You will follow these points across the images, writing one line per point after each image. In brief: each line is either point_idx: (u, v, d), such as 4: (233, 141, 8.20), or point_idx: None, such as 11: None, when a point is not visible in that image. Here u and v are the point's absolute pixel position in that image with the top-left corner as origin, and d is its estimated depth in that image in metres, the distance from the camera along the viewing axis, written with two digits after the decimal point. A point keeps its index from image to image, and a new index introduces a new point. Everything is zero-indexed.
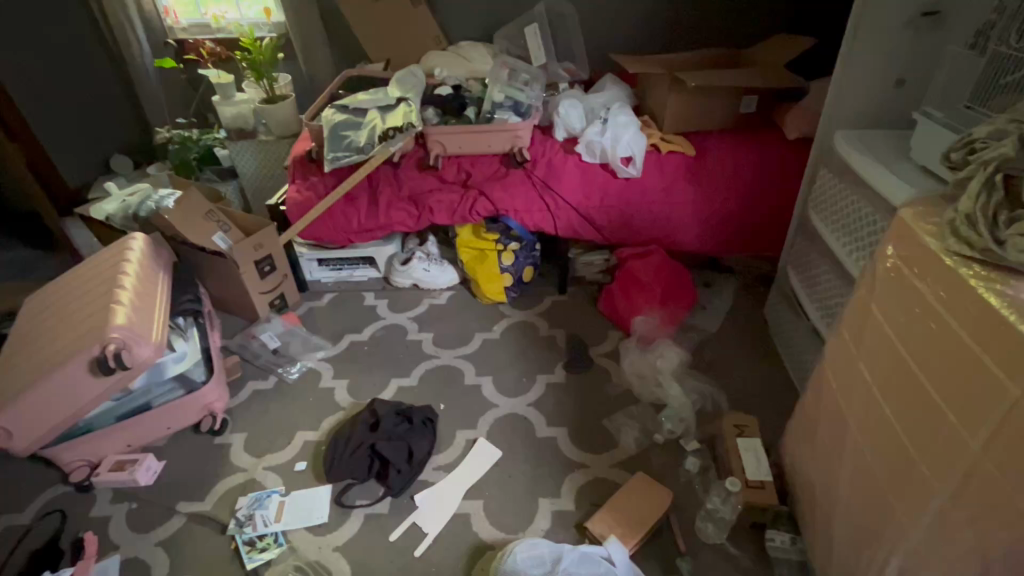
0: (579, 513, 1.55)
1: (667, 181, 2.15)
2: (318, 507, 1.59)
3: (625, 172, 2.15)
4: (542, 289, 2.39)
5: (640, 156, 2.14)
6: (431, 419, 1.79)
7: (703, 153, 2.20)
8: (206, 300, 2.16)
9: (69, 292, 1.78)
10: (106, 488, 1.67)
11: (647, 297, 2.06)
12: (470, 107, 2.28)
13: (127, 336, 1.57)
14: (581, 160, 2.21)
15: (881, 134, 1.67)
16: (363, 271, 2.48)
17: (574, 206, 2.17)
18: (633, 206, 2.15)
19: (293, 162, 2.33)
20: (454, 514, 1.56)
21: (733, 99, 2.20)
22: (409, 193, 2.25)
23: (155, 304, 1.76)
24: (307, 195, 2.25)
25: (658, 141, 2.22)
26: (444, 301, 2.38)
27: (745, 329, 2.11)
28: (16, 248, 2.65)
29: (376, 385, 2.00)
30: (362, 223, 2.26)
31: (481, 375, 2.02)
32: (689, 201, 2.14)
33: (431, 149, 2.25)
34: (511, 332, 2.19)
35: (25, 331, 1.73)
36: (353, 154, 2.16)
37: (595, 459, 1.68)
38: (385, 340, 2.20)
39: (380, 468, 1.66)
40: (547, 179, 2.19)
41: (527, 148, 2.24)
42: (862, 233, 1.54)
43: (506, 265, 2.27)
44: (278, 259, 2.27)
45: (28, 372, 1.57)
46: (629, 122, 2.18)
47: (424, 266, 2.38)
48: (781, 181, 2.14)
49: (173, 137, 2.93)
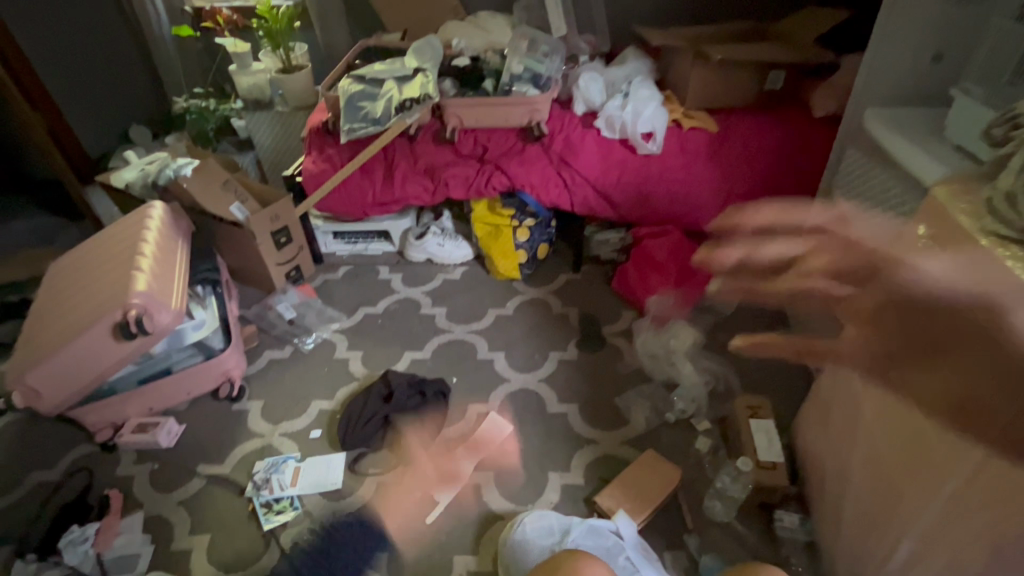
0: (588, 487, 1.57)
1: (688, 158, 2.10)
2: (332, 473, 1.63)
3: (644, 148, 2.10)
4: (556, 267, 2.38)
5: (661, 131, 2.09)
6: (445, 392, 1.81)
7: (726, 130, 2.14)
8: (224, 271, 2.19)
9: (90, 259, 1.81)
10: (129, 450, 1.73)
11: (662, 277, 2.05)
12: (488, 79, 2.22)
13: (147, 302, 1.60)
14: (600, 135, 2.16)
15: (914, 111, 1.60)
16: (378, 245, 2.49)
17: (591, 182, 2.14)
18: (652, 184, 2.11)
19: (309, 133, 2.31)
20: (464, 485, 1.59)
21: (760, 74, 2.13)
22: (425, 166, 2.24)
23: (174, 272, 1.78)
24: (324, 166, 2.24)
25: (680, 116, 2.17)
26: (458, 276, 2.38)
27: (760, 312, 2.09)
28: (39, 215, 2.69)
29: (389, 358, 2.03)
30: (377, 196, 2.25)
31: (493, 350, 2.03)
32: (709, 179, 2.09)
33: (448, 122, 2.21)
34: (524, 308, 2.20)
35: (50, 296, 1.77)
36: (369, 125, 2.15)
37: (605, 436, 1.69)
38: (399, 313, 2.22)
39: (392, 439, 1.68)
40: (565, 154, 2.15)
41: (545, 122, 2.20)
42: (892, 214, 1.49)
43: (520, 242, 2.26)
44: (294, 230, 2.29)
45: (55, 336, 1.62)
46: (651, 96, 2.13)
47: (438, 241, 2.38)
48: (807, 160, 2.07)
49: (190, 106, 2.93)
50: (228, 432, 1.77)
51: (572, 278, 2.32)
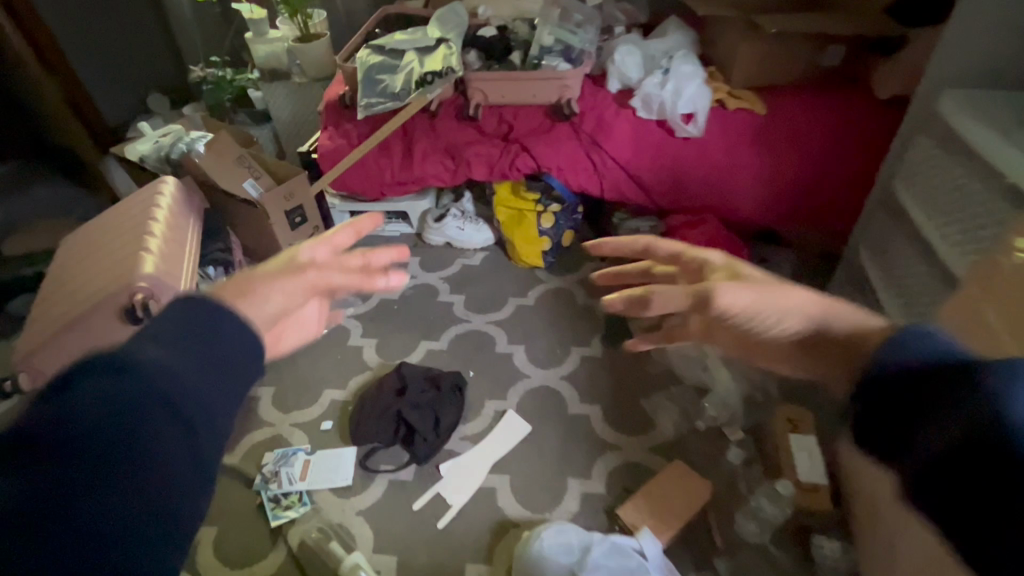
0: (609, 498, 1.48)
1: (731, 143, 1.93)
2: (342, 468, 1.57)
3: (683, 130, 1.93)
4: (582, 256, 2.25)
5: (702, 113, 1.91)
6: (460, 385, 1.73)
7: (776, 111, 1.94)
8: (238, 251, 2.13)
9: (100, 234, 1.76)
10: None
11: None
12: (516, 51, 2.07)
13: (155, 286, 1.56)
14: (636, 116, 1.99)
15: (1002, 98, 1.40)
16: (396, 227, 2.40)
17: (623, 166, 1.99)
18: (689, 171, 1.95)
19: (326, 107, 2.20)
20: (479, 488, 1.52)
21: (816, 49, 1.93)
22: (445, 145, 2.10)
23: (182, 253, 1.72)
24: (339, 142, 2.13)
25: (725, 97, 1.98)
26: (478, 262, 2.28)
27: None
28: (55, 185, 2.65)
29: (405, 347, 1.95)
30: (395, 176, 2.13)
31: (512, 343, 1.93)
32: (754, 166, 1.92)
33: (471, 97, 2.07)
34: (546, 299, 2.09)
35: (56, 272, 1.71)
36: (387, 100, 2.02)
37: (629, 442, 1.59)
38: (415, 300, 2.14)
39: (405, 435, 1.61)
40: (597, 135, 1.99)
41: (576, 100, 2.03)
42: (969, 217, 1.32)
43: (545, 227, 2.13)
44: (309, 210, 2.21)
45: (58, 316, 1.56)
46: (694, 73, 1.95)
47: (458, 225, 2.27)
48: (865, 147, 1.88)
49: (208, 76, 2.85)
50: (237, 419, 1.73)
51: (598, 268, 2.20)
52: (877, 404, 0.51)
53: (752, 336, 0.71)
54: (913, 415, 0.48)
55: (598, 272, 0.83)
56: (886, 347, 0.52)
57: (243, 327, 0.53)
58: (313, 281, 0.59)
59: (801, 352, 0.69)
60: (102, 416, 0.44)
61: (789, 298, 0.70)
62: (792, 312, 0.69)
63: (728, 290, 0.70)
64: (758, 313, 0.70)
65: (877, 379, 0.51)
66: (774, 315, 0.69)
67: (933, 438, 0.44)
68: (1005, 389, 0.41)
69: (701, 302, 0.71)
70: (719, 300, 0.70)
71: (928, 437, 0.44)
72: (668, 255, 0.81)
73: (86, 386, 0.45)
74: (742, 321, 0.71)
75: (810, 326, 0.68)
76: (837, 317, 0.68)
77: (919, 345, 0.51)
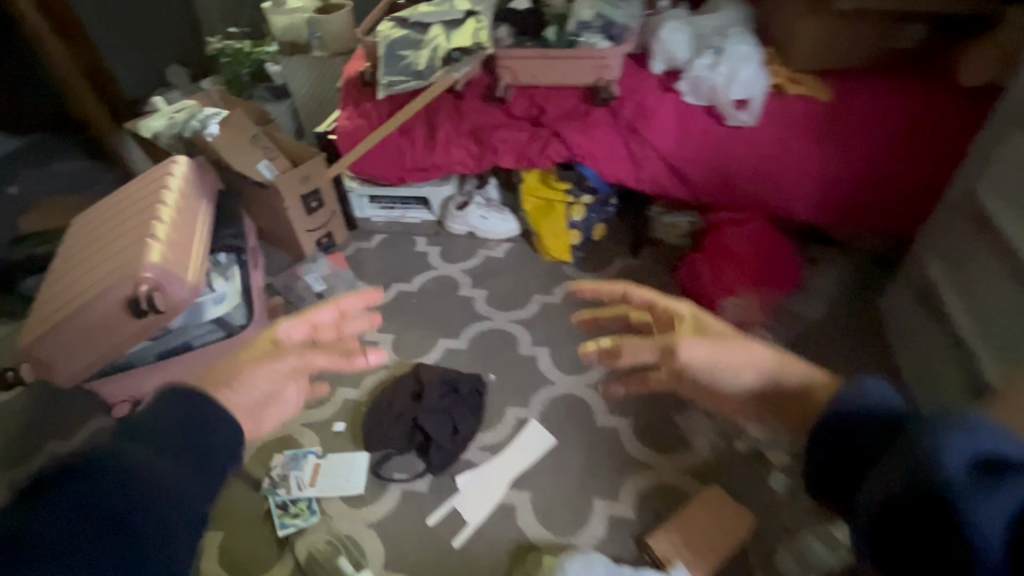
0: (639, 522, 1.37)
1: (785, 134, 1.74)
2: (353, 475, 1.48)
3: (734, 118, 1.75)
4: (613, 251, 2.10)
5: (757, 100, 1.72)
6: (481, 391, 1.62)
7: (841, 98, 1.73)
8: (251, 235, 2.02)
9: (109, 217, 1.67)
10: None
11: (740, 274, 1.75)
12: (551, 26, 1.86)
13: (160, 277, 1.46)
14: (681, 101, 1.81)
15: None
16: (417, 213, 2.27)
17: (664, 157, 1.82)
18: (736, 165, 1.79)
19: (346, 86, 2.07)
20: (499, 504, 1.42)
21: (891, 28, 1.70)
22: (470, 128, 1.95)
23: (191, 240, 1.62)
24: (359, 124, 2.00)
25: (783, 81, 1.78)
26: (502, 254, 2.15)
27: (852, 324, 1.78)
28: (71, 160, 2.58)
29: (423, 345, 1.85)
30: (416, 160, 2.00)
31: (536, 345, 1.80)
32: (810, 160, 1.74)
33: (500, 78, 1.88)
34: (574, 298, 1.96)
35: (65, 256, 1.64)
36: (410, 79, 1.87)
37: (661, 461, 1.47)
38: (435, 293, 2.03)
39: (420, 442, 1.51)
40: (636, 122, 1.82)
41: (616, 82, 1.84)
42: None
43: (575, 221, 2.00)
44: (325, 194, 2.10)
45: (64, 305, 1.49)
46: (750, 54, 1.74)
47: (481, 214, 2.15)
48: (942, 143, 1.67)
49: (223, 48, 2.72)
50: None
51: (629, 265, 2.06)
52: (827, 445, 0.61)
53: (713, 389, 0.76)
54: (861, 460, 0.57)
55: (578, 313, 0.89)
56: (841, 396, 0.61)
57: (232, 425, 0.66)
58: (293, 363, 0.70)
59: (758, 403, 0.75)
60: (97, 505, 0.54)
61: (740, 355, 0.73)
62: (741, 371, 0.73)
63: (687, 345, 0.74)
64: (716, 373, 0.74)
65: (830, 425, 0.61)
66: (724, 373, 0.74)
67: (871, 489, 0.49)
68: (932, 439, 0.45)
69: (666, 355, 0.76)
70: (680, 354, 0.74)
71: (868, 490, 0.49)
72: (642, 303, 0.83)
73: (74, 488, 0.55)
74: (703, 372, 0.74)
75: (766, 379, 0.74)
76: (794, 370, 0.73)
77: (850, 392, 0.61)
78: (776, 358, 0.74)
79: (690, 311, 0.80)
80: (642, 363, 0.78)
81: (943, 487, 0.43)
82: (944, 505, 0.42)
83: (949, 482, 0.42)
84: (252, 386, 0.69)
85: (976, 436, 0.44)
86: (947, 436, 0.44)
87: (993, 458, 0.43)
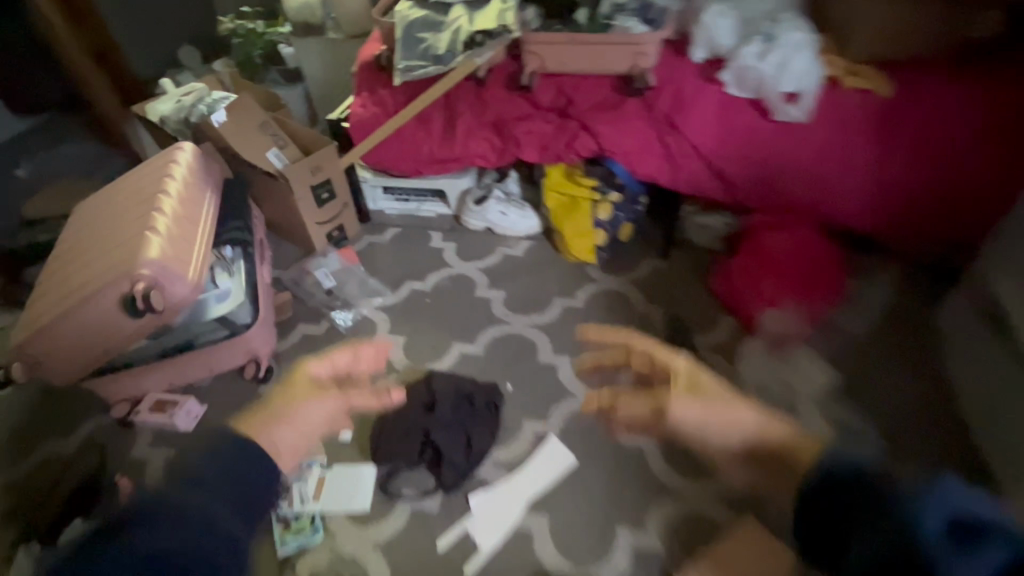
0: (666, 554, 1.27)
1: (840, 132, 1.59)
2: (359, 491, 1.39)
3: (782, 113, 1.59)
4: (640, 253, 1.97)
5: (809, 94, 1.57)
6: (497, 403, 1.52)
7: (904, 93, 1.56)
8: (258, 227, 1.92)
9: (109, 206, 1.59)
10: (148, 429, 1.56)
11: (781, 284, 1.61)
12: (582, 8, 1.73)
13: (159, 274, 1.38)
14: (724, 93, 1.66)
15: None
16: (433, 207, 2.15)
17: (702, 154, 1.68)
18: (782, 166, 1.64)
19: (361, 70, 1.94)
20: (514, 530, 1.32)
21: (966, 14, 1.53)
22: (493, 118, 1.82)
23: (194, 233, 1.53)
24: (374, 111, 1.88)
25: (839, 72, 1.62)
26: (521, 253, 2.04)
27: (908, 344, 1.62)
28: (80, 143, 2.52)
29: (437, 349, 1.75)
30: (434, 152, 1.87)
31: (556, 353, 1.69)
32: (865, 161, 1.59)
33: (526, 64, 1.75)
34: (597, 303, 1.84)
35: (65, 247, 1.56)
36: (430, 64, 1.75)
37: (691, 488, 1.36)
38: (450, 293, 1.92)
39: (430, 456, 1.42)
40: (673, 115, 1.68)
41: (652, 71, 1.69)
42: None
43: (601, 220, 1.87)
44: (338, 185, 1.99)
45: (60, 300, 1.41)
46: (805, 42, 1.59)
47: (500, 209, 2.03)
48: (1018, 146, 1.50)
49: (236, 28, 2.59)
50: None
51: (658, 269, 1.92)
52: (813, 512, 0.64)
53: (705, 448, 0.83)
54: (837, 534, 0.61)
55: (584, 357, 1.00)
56: (821, 463, 0.66)
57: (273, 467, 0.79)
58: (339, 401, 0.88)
59: (753, 462, 0.80)
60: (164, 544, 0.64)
61: (730, 418, 0.80)
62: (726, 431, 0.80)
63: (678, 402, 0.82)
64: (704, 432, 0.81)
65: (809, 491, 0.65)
66: (712, 431, 0.81)
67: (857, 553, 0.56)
68: (913, 508, 0.53)
69: (658, 412, 0.85)
70: (671, 411, 0.83)
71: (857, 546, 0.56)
72: (643, 353, 0.92)
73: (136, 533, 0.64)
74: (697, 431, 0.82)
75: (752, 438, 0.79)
76: (783, 436, 0.78)
77: (828, 458, 0.66)
78: (766, 424, 0.79)
79: (684, 368, 0.87)
80: (638, 413, 0.88)
81: (920, 551, 0.50)
82: (924, 562, 0.50)
83: (923, 543, 0.51)
84: (309, 423, 0.85)
85: (951, 500, 0.52)
86: (924, 504, 0.52)
87: (967, 520, 0.51)
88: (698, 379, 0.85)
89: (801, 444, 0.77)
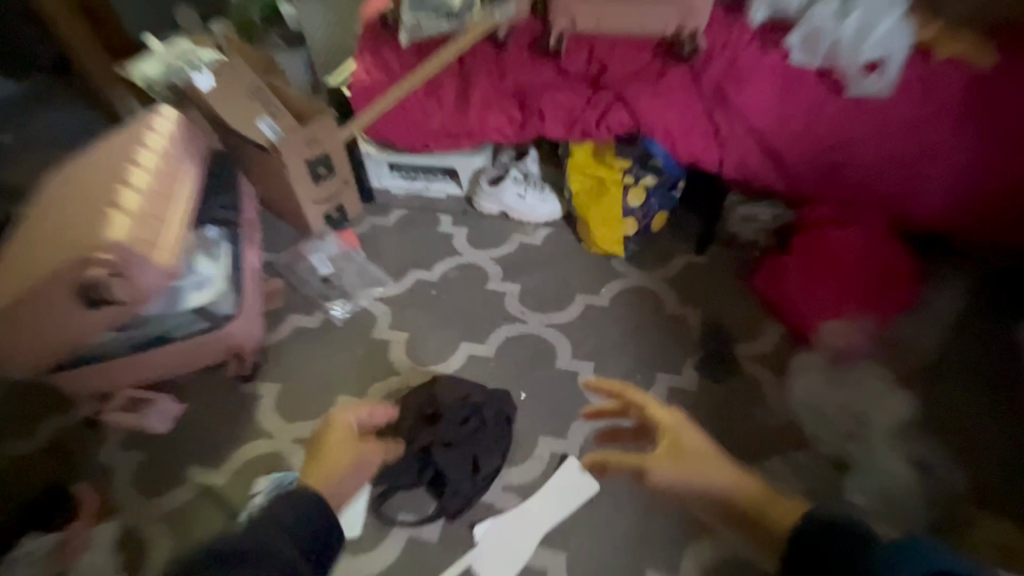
0: None
1: (924, 113, 1.35)
2: (349, 513, 1.23)
3: (857, 86, 1.37)
4: (673, 246, 1.75)
5: (891, 65, 1.35)
6: (509, 416, 1.33)
7: (1008, 67, 1.31)
8: (248, 204, 1.72)
9: (76, 177, 1.41)
10: (118, 429, 1.40)
11: (838, 291, 1.40)
12: None
13: (123, 259, 1.20)
14: (788, 62, 1.42)
15: None
16: (442, 187, 1.96)
17: (756, 134, 1.44)
18: (851, 150, 1.41)
19: (365, 30, 1.72)
20: (523, 568, 1.18)
21: None
22: (513, 87, 1.59)
23: (169, 210, 1.34)
24: (379, 77, 1.66)
25: (927, 41, 1.37)
26: (539, 242, 1.83)
27: (988, 368, 1.40)
28: (63, 106, 2.31)
29: (442, 348, 1.56)
30: (443, 124, 1.65)
31: (577, 359, 1.50)
32: (952, 148, 1.35)
33: (554, 24, 1.52)
34: (624, 302, 1.63)
35: (27, 221, 1.39)
36: (442, 20, 1.63)
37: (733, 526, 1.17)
38: (459, 284, 1.72)
39: (432, 476, 1.25)
40: (724, 87, 1.44)
41: (702, 34, 1.46)
42: None
43: (632, 207, 1.65)
44: (337, 160, 1.79)
45: (13, 283, 1.24)
46: (888, 4, 1.38)
47: (518, 191, 1.83)
48: None
49: None
50: (231, 422, 1.41)
51: (693, 265, 1.71)
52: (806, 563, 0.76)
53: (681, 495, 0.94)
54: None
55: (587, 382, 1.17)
56: None
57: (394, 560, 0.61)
58: None
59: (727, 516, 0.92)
60: None
61: (695, 478, 0.90)
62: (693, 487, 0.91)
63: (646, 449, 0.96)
64: (679, 481, 0.91)
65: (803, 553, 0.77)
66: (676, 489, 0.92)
67: None
68: None
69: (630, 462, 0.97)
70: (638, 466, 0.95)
71: None
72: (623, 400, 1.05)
73: None
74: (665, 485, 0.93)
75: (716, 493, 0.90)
76: (747, 485, 0.89)
77: None
78: (737, 475, 0.90)
79: (671, 422, 0.97)
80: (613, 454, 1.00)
81: None
82: None
83: None
84: None
85: None
86: None
87: None
88: (690, 440, 0.94)
89: (755, 486, 0.89)
